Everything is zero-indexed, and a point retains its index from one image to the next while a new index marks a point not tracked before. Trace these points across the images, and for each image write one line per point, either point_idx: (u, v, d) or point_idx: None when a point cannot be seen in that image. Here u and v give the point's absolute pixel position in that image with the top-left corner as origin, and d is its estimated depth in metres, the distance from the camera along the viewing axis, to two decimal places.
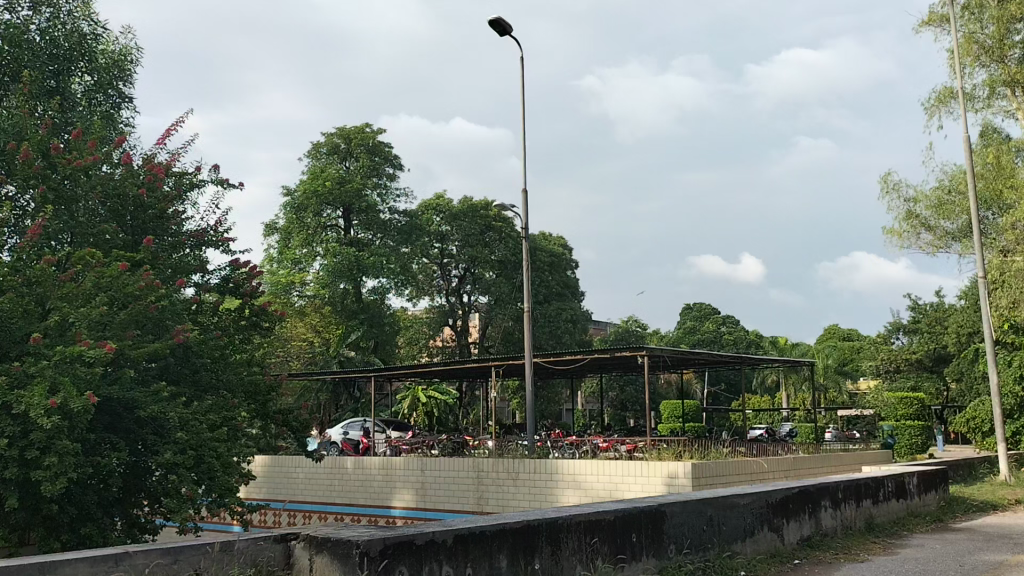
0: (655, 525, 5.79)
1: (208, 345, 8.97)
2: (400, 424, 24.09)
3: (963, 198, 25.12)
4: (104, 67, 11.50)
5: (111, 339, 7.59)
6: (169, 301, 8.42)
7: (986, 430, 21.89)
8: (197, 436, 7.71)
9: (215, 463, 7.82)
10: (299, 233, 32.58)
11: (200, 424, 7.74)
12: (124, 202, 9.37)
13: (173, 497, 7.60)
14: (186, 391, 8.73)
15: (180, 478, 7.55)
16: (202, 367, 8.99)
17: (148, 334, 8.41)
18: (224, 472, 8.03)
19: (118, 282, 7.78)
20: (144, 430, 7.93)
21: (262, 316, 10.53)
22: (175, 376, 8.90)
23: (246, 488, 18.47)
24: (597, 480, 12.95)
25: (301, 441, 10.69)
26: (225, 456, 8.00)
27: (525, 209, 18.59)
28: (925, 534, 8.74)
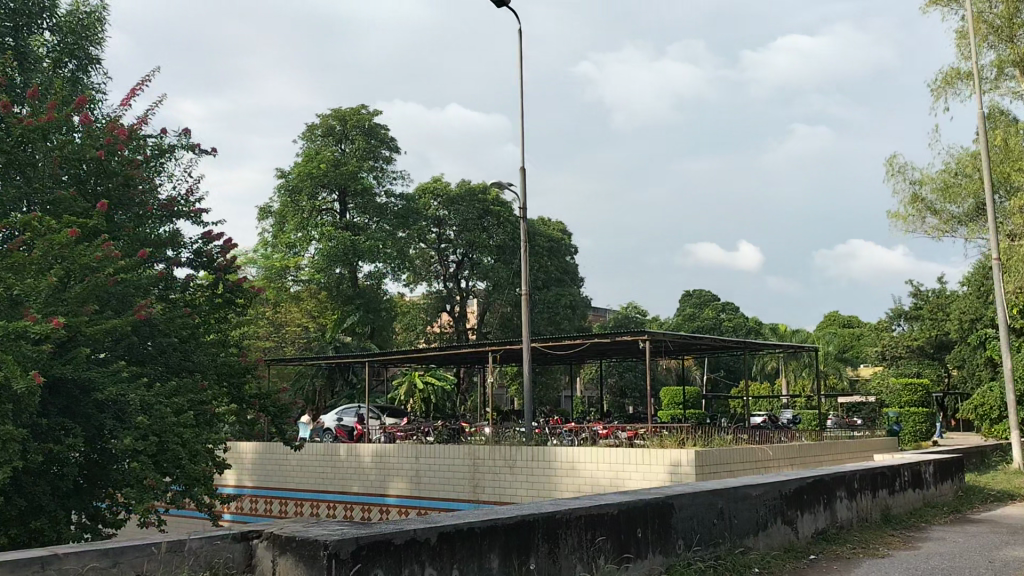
0: (662, 520, 5.30)
1: (174, 323, 8.52)
2: (395, 411, 23.62)
3: (970, 181, 24.40)
4: (65, 24, 11.21)
5: (61, 313, 7.13)
6: (131, 275, 8.01)
7: (995, 417, 21.39)
8: (163, 423, 7.24)
9: (180, 450, 7.29)
10: (293, 217, 31.96)
11: (167, 408, 7.25)
12: (86, 168, 8.96)
13: (134, 486, 7.07)
14: (152, 373, 8.26)
15: (142, 466, 7.03)
16: (169, 346, 8.59)
17: (109, 310, 8.02)
18: (191, 461, 7.56)
19: (73, 252, 7.32)
20: (103, 415, 7.48)
21: (235, 292, 10.14)
22: (139, 356, 8.48)
23: (237, 473, 18.04)
24: (597, 468, 12.48)
25: (282, 428, 10.22)
26: (193, 444, 7.45)
27: (523, 189, 18.06)
28: (946, 527, 8.24)
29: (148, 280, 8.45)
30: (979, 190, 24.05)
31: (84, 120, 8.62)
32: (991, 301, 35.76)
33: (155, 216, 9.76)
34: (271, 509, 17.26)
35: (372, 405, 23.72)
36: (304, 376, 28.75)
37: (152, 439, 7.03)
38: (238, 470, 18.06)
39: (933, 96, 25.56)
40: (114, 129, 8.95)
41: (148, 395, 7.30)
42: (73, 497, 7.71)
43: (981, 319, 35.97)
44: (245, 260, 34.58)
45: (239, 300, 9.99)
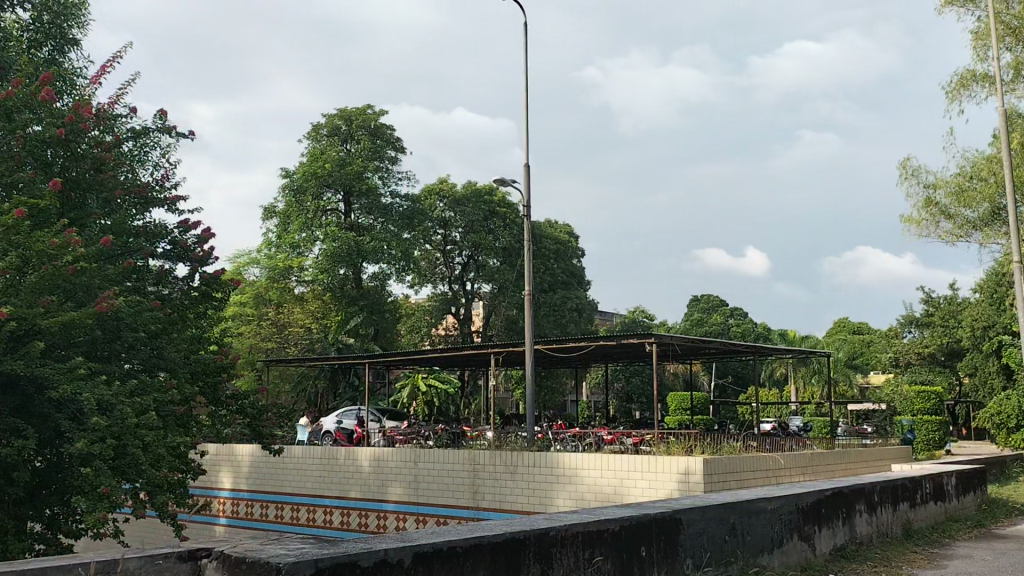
0: (668, 536, 4.84)
1: (142, 318, 8.28)
2: (396, 414, 23.16)
3: (985, 185, 23.86)
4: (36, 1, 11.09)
5: (13, 304, 7.06)
6: (93, 266, 8.01)
7: (1012, 427, 20.79)
8: (124, 424, 7.02)
9: (140, 452, 7.06)
10: (297, 217, 31.40)
11: (127, 408, 7.06)
12: (54, 151, 9.27)
13: (89, 494, 6.68)
14: (113, 369, 8.09)
15: (98, 469, 6.77)
16: (136, 342, 8.40)
17: (71, 302, 7.96)
18: (154, 467, 7.30)
19: (32, 242, 7.36)
20: (59, 414, 7.42)
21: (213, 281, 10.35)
22: (102, 354, 8.34)
23: (233, 477, 17.66)
24: (601, 476, 11.99)
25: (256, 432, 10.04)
26: (155, 448, 7.23)
27: (527, 187, 17.63)
28: (971, 543, 7.73)
29: (113, 275, 8.41)
30: (994, 194, 23.48)
31: (45, 95, 8.86)
32: (1004, 308, 35.13)
33: (128, 202, 10.04)
34: (266, 514, 16.85)
35: (374, 408, 23.28)
36: (306, 378, 28.29)
37: (109, 439, 6.78)
38: (234, 473, 17.67)
39: (947, 98, 25.05)
40: (78, 108, 9.19)
41: (106, 394, 7.14)
42: (26, 501, 7.80)
43: (994, 326, 35.35)
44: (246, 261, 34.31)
45: (217, 289, 10.17)
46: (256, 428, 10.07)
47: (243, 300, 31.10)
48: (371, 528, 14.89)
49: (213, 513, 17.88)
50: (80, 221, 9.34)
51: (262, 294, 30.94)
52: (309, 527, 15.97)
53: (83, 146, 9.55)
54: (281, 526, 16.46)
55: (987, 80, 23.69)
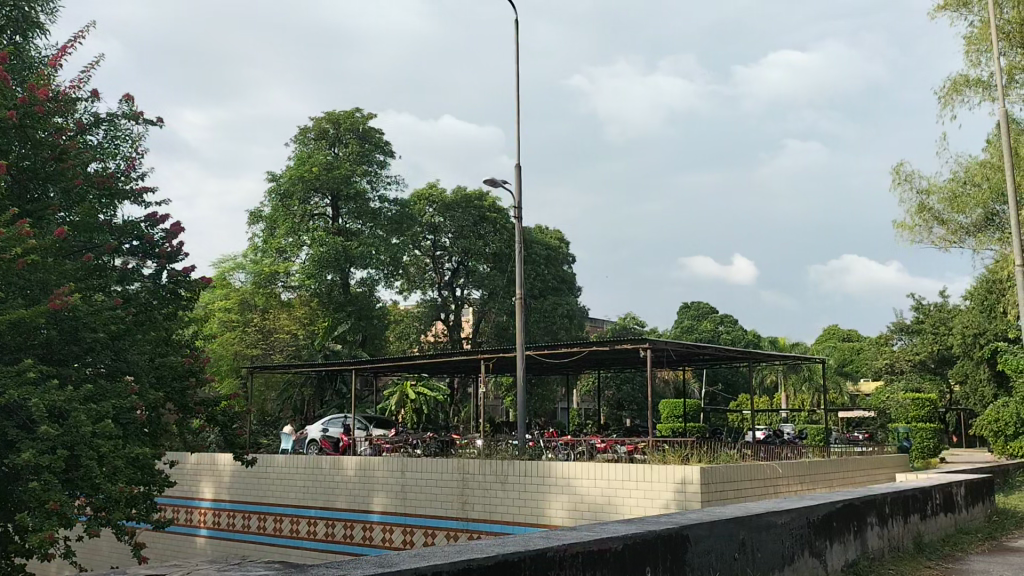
0: (675, 554, 4.47)
1: (101, 317, 8.03)
2: (384, 422, 22.66)
3: (978, 191, 23.65)
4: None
5: None
6: (47, 260, 7.89)
7: (1010, 434, 20.51)
8: (74, 433, 6.89)
9: (93, 464, 6.85)
10: (285, 222, 30.81)
11: (81, 417, 6.89)
12: (10, 136, 8.92)
13: (39, 510, 6.48)
14: (68, 374, 7.80)
15: (47, 483, 6.53)
16: (95, 345, 8.16)
17: (21, 298, 7.75)
18: (109, 480, 7.10)
19: None
20: (8, 421, 7.15)
21: (183, 281, 10.16)
22: (58, 358, 8.06)
23: (214, 487, 17.20)
24: (594, 486, 11.58)
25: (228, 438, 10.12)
26: (109, 459, 7.03)
27: (518, 189, 17.24)
28: (986, 556, 7.33)
29: (71, 271, 8.19)
30: (988, 200, 23.28)
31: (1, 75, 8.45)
32: (994, 315, 34.98)
33: (93, 194, 9.81)
34: (248, 525, 16.40)
35: (360, 415, 22.80)
36: (292, 386, 27.87)
37: (59, 450, 6.62)
38: (215, 483, 17.19)
39: (940, 104, 24.86)
40: (33, 90, 8.84)
41: (57, 400, 6.85)
42: None
43: (985, 333, 35.16)
44: (232, 266, 33.80)
45: (189, 289, 10.00)
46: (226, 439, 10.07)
47: (228, 306, 30.53)
48: (356, 540, 14.46)
49: (194, 523, 17.42)
50: (38, 213, 9.05)
51: (248, 301, 30.42)
52: (293, 539, 15.53)
53: (42, 133, 9.27)
54: (264, 537, 16.03)
55: (981, 85, 23.49)
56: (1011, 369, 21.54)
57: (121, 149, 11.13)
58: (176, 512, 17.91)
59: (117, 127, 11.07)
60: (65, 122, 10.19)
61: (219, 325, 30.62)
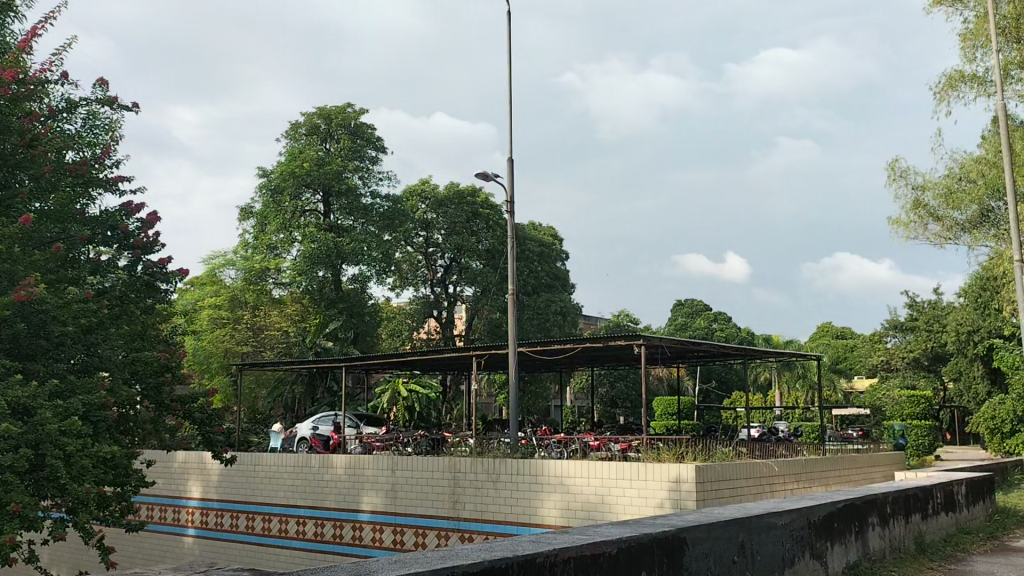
0: (671, 556, 4.26)
1: (70, 310, 7.90)
2: (375, 420, 22.42)
3: (974, 187, 23.51)
4: None
5: None
6: (12, 249, 7.78)
7: (1007, 432, 20.37)
8: (38, 431, 6.76)
9: (58, 463, 6.73)
10: (275, 218, 30.47)
11: (46, 414, 6.74)
12: None
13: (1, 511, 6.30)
14: (34, 368, 7.69)
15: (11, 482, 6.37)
16: (63, 340, 8.05)
17: None
18: (74, 482, 7.00)
19: None
20: None
21: (156, 272, 10.24)
22: (27, 352, 7.97)
23: (202, 485, 16.96)
24: (587, 484, 11.37)
25: (206, 437, 10.01)
26: (75, 458, 6.92)
27: (511, 183, 17.00)
28: (989, 557, 7.13)
29: (37, 262, 8.08)
30: (984, 196, 23.15)
31: None
32: (988, 312, 34.89)
33: (65, 182, 9.63)
34: (237, 525, 16.18)
35: (351, 413, 22.55)
36: (283, 384, 27.59)
37: (21, 450, 6.47)
38: (203, 482, 16.94)
39: (935, 99, 24.70)
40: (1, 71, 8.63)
41: (21, 396, 6.71)
42: None
43: (979, 330, 35.06)
44: (223, 262, 33.48)
45: (164, 280, 10.11)
46: (205, 435, 10.02)
47: (218, 303, 30.20)
48: (346, 539, 14.26)
49: (181, 523, 17.18)
50: (6, 201, 8.77)
51: (238, 297, 30.09)
52: (281, 538, 15.31)
53: (10, 117, 8.99)
54: (253, 537, 15.81)
55: (977, 80, 23.34)
56: (1007, 366, 21.40)
57: (100, 138, 10.86)
58: (164, 511, 17.68)
59: (96, 115, 10.94)
60: (37, 106, 10.02)
61: (208, 323, 29.90)
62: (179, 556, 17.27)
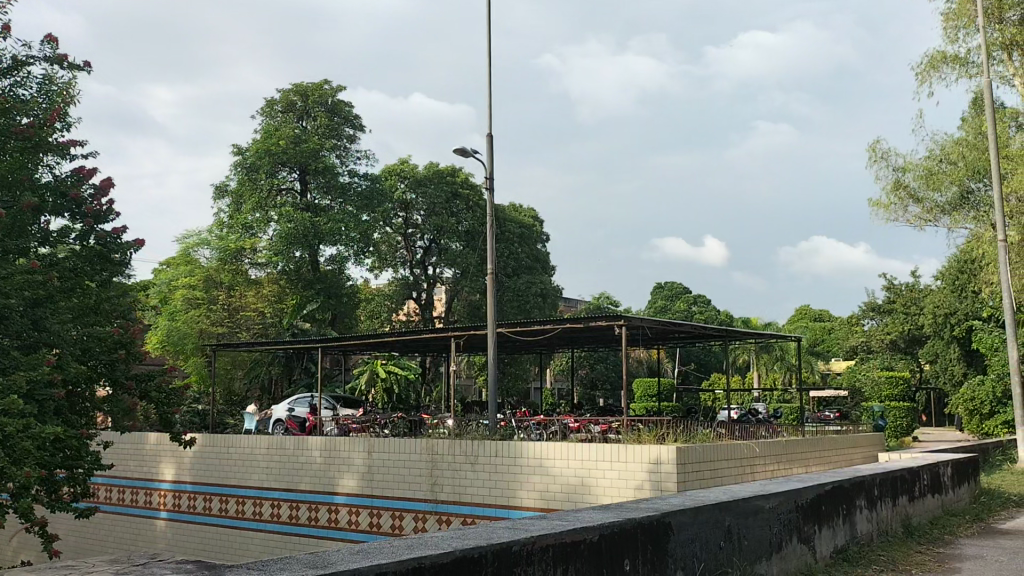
0: (656, 543, 4.02)
1: (13, 282, 7.93)
2: (352, 402, 22.12)
3: (954, 168, 23.43)
4: None
5: None
6: None
7: (986, 413, 20.39)
8: None
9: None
10: (251, 196, 29.89)
11: None
12: None
13: None
14: None
15: None
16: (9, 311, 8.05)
17: None
18: (17, 465, 6.77)
19: None
20: None
21: (109, 242, 10.23)
22: None
23: (175, 468, 16.61)
24: (567, 466, 11.15)
25: (166, 417, 9.85)
26: (16, 440, 6.68)
27: (490, 159, 16.66)
28: (976, 540, 6.97)
29: None
30: (964, 177, 23.11)
31: None
32: (965, 295, 35.01)
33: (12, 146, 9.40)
34: (210, 507, 15.88)
35: (328, 394, 22.22)
36: (259, 365, 27.16)
37: None
38: (176, 465, 16.59)
39: (917, 80, 24.54)
40: None
41: None
42: None
43: (956, 313, 35.20)
44: (197, 241, 32.90)
45: (115, 250, 10.14)
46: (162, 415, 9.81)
47: (192, 283, 29.67)
48: (322, 522, 14.01)
49: (154, 506, 16.86)
50: None
51: (213, 278, 29.56)
52: (256, 521, 15.04)
53: None
54: (227, 520, 15.53)
55: (959, 61, 23.21)
56: (985, 348, 21.44)
57: (55, 101, 10.42)
58: (136, 493, 17.36)
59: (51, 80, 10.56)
60: None
61: (182, 303, 29.40)
62: (150, 539, 16.94)
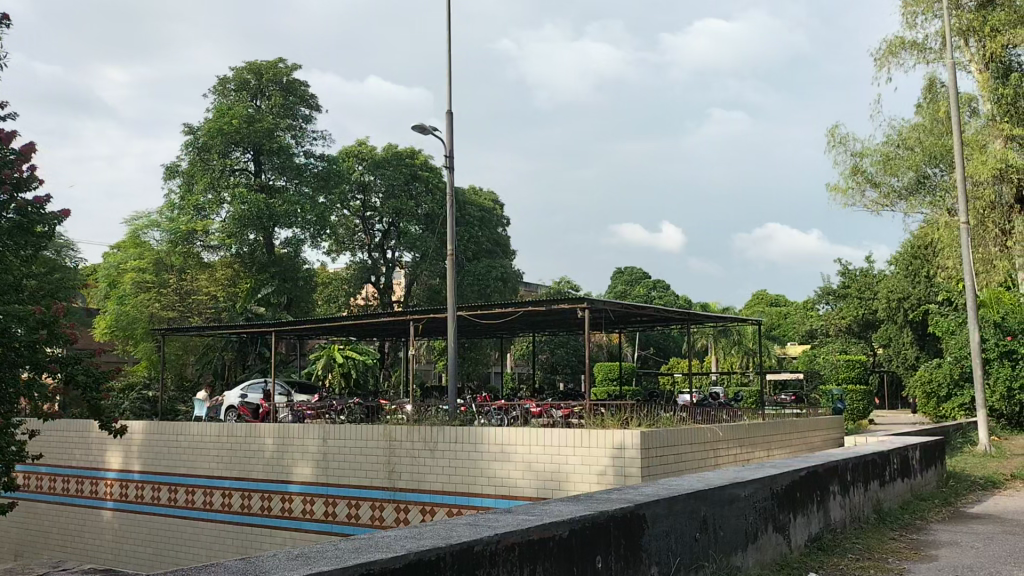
0: (630, 537, 3.72)
1: None
2: (307, 387, 21.61)
3: (911, 154, 23.58)
4: None
5: None
6: None
7: (943, 395, 20.57)
8: None
9: None
10: (203, 177, 28.92)
11: None
12: None
13: None
14: None
15: None
16: None
17: None
18: None
19: None
20: None
21: (31, 212, 9.85)
22: None
23: (122, 457, 16.00)
24: (530, 452, 10.84)
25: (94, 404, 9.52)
26: None
27: (450, 138, 16.20)
28: (947, 525, 6.82)
29: None
30: (920, 163, 23.27)
31: None
32: (918, 279, 35.46)
33: None
34: (159, 497, 15.33)
35: (282, 380, 21.67)
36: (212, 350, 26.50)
37: None
38: (123, 453, 15.98)
39: (875, 65, 24.59)
40: None
41: None
42: None
43: (909, 298, 35.62)
44: (147, 223, 31.97)
45: (37, 221, 9.79)
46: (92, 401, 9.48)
47: (142, 266, 28.86)
48: (275, 511, 13.56)
49: (100, 495, 16.26)
50: None
51: (164, 261, 28.78)
52: (206, 511, 14.55)
53: None
54: (176, 510, 14.99)
55: (917, 47, 23.27)
56: (941, 332, 21.62)
57: None
58: (81, 483, 16.73)
59: None
60: None
61: (131, 286, 28.36)
62: (97, 531, 16.35)
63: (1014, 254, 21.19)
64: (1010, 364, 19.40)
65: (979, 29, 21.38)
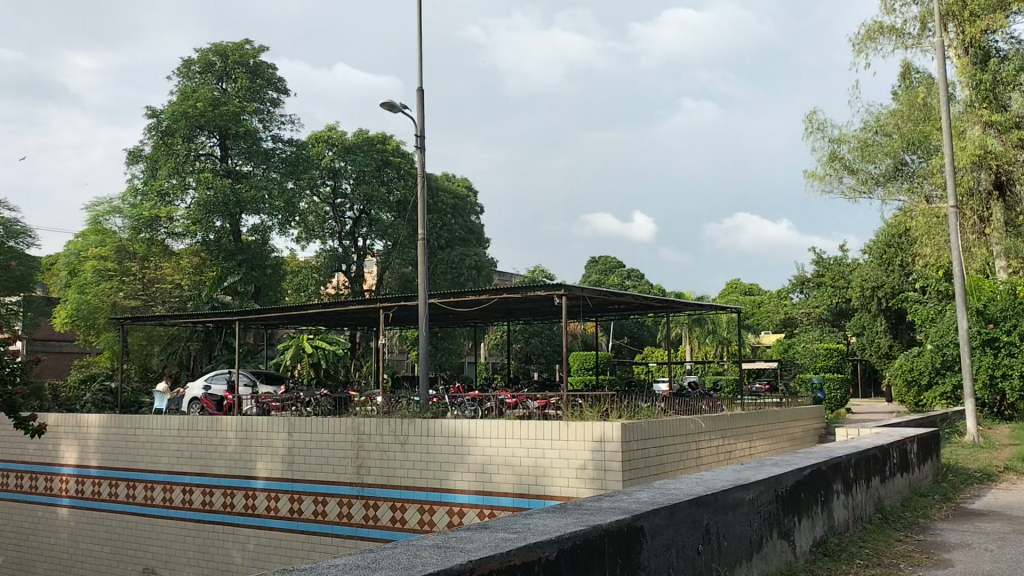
0: (625, 553, 3.18)
1: None
2: (274, 377, 20.93)
3: (889, 140, 23.26)
4: None
5: None
6: None
7: (925, 383, 20.31)
8: None
9: None
10: (166, 162, 27.90)
11: None
12: None
13: None
14: None
15: None
16: None
17: None
18: None
19: None
20: None
21: None
22: None
23: (77, 452, 15.26)
24: (505, 446, 10.31)
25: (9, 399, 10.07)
26: None
27: (422, 118, 15.52)
28: (952, 524, 6.39)
29: None
30: (898, 149, 22.94)
31: None
32: (892, 268, 35.36)
33: None
34: (116, 493, 14.62)
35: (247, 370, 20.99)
36: (177, 340, 25.66)
37: None
38: (79, 447, 15.24)
39: (853, 51, 24.23)
40: None
41: None
42: None
43: (883, 287, 35.46)
44: (107, 210, 30.95)
45: None
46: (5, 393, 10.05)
47: (103, 253, 27.93)
48: (237, 508, 12.94)
49: (55, 492, 15.51)
50: None
51: (126, 248, 27.90)
52: (166, 508, 13.87)
53: None
54: (135, 507, 14.30)
55: (895, 32, 22.92)
56: (920, 320, 21.38)
57: None
58: (35, 479, 15.94)
59: None
60: None
61: (92, 275, 27.58)
62: (51, 529, 15.61)
63: (991, 241, 21.01)
64: (992, 353, 19.16)
65: (959, 12, 20.99)
